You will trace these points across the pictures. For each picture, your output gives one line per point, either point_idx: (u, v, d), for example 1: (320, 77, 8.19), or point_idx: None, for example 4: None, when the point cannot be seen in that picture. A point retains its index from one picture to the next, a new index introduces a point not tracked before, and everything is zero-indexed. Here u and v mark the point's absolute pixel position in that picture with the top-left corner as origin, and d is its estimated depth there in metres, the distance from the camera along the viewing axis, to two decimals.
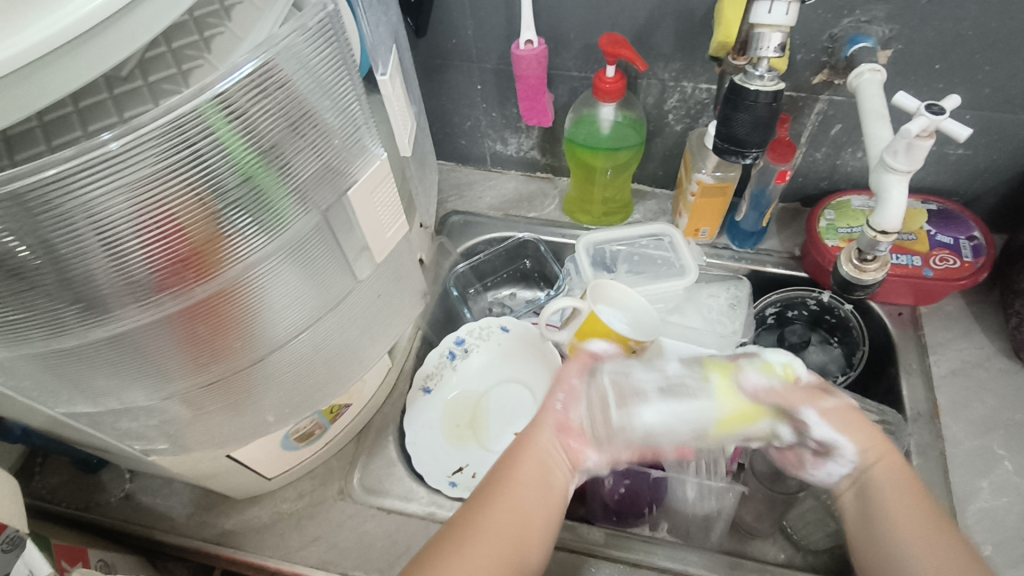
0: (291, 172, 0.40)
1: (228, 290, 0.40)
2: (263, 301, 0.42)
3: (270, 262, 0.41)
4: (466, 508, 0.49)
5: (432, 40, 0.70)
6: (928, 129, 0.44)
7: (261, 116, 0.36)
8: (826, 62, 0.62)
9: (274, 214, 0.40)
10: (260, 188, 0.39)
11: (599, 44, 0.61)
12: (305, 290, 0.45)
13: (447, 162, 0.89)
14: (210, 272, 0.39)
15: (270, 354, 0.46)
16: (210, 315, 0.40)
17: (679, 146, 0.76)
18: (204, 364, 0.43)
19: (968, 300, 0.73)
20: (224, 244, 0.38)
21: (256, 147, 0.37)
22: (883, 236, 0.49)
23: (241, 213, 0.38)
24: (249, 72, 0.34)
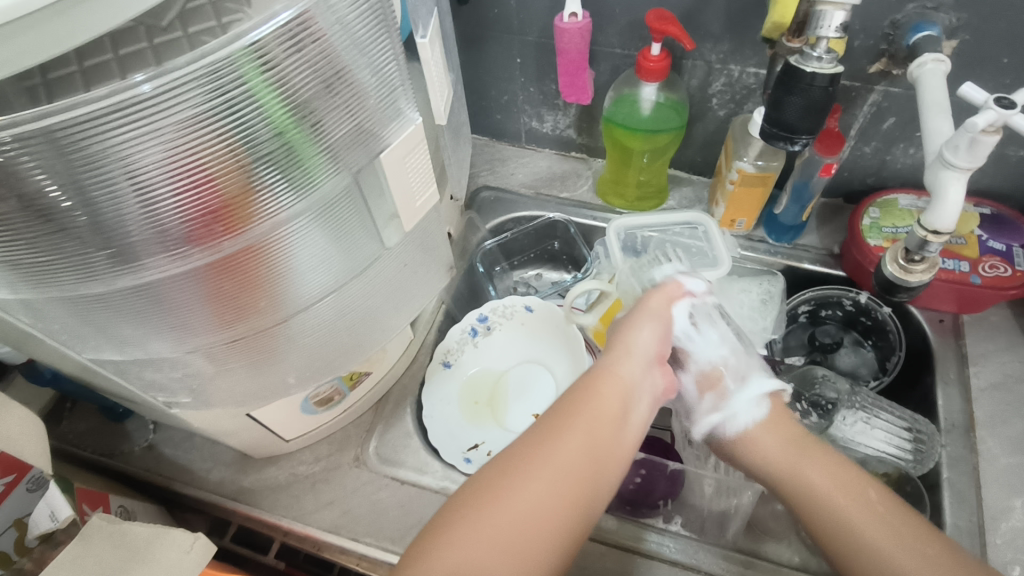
0: (326, 130, 0.39)
1: (258, 246, 0.40)
2: (290, 260, 0.42)
3: (299, 221, 0.41)
4: (531, 434, 0.47)
5: (474, 8, 0.68)
6: (996, 124, 0.41)
7: (296, 69, 0.36)
8: (885, 51, 0.59)
9: (305, 173, 0.39)
10: (294, 144, 0.38)
11: (646, 19, 0.59)
12: (333, 252, 0.44)
13: (481, 136, 0.87)
14: (239, 226, 0.38)
15: (296, 314, 0.46)
16: (238, 271, 0.40)
17: (721, 132, 0.73)
18: (230, 322, 0.43)
19: (1016, 311, 0.70)
20: (255, 199, 0.38)
21: (291, 103, 0.36)
22: (935, 236, 0.47)
23: (273, 169, 0.38)
24: (285, 22, 0.34)
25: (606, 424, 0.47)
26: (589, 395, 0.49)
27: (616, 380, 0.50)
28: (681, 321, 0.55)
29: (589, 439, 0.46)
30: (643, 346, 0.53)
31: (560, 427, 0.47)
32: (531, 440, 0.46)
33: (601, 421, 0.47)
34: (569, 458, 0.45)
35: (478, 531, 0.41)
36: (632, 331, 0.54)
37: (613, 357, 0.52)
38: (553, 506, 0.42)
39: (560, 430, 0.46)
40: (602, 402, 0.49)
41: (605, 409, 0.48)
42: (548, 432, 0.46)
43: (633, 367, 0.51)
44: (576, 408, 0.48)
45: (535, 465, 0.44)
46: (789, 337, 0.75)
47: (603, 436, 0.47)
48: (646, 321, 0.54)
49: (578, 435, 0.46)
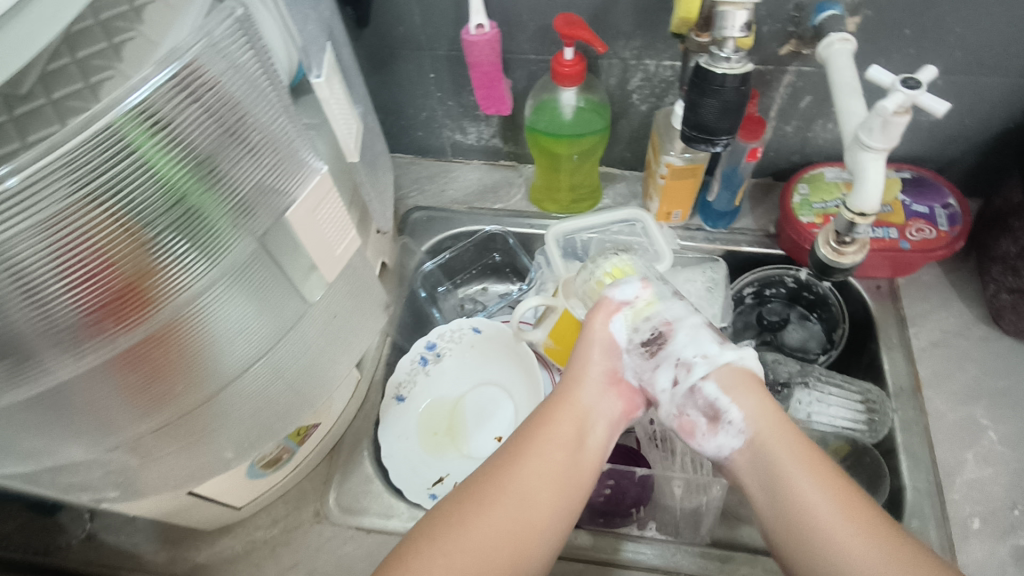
0: (228, 189, 0.36)
1: (172, 325, 0.36)
2: (212, 332, 0.39)
3: (214, 289, 0.38)
4: (491, 464, 0.46)
5: (377, 29, 0.65)
6: (905, 105, 0.42)
7: (184, 130, 0.33)
8: (793, 32, 0.59)
9: (213, 238, 0.36)
10: (195, 209, 0.35)
11: (554, 25, 0.57)
12: (257, 315, 0.41)
13: (405, 155, 0.84)
14: (148, 308, 0.35)
15: (225, 386, 0.42)
16: (153, 354, 0.37)
17: (645, 126, 0.73)
18: (153, 407, 0.39)
19: (945, 268, 0.72)
20: (162, 276, 0.34)
21: (185, 165, 0.33)
22: (861, 217, 0.47)
23: (177, 240, 0.34)
24: (168, 79, 0.31)
25: (562, 451, 0.46)
26: (544, 422, 0.48)
27: (571, 405, 0.49)
28: (620, 332, 0.52)
29: (544, 468, 0.45)
30: (596, 369, 0.51)
31: (515, 457, 0.46)
32: (487, 473, 0.45)
33: (556, 448, 0.46)
34: (522, 489, 0.44)
35: (424, 569, 0.40)
36: (583, 353, 0.52)
37: (568, 381, 0.51)
38: (506, 540, 0.42)
39: (515, 461, 0.45)
40: (557, 428, 0.48)
41: (560, 435, 0.47)
42: (504, 465, 0.45)
43: (587, 392, 0.50)
44: (530, 437, 0.47)
45: (487, 499, 0.43)
46: (738, 321, 0.76)
47: (558, 463, 0.46)
48: (594, 340, 0.52)
49: (533, 465, 0.45)
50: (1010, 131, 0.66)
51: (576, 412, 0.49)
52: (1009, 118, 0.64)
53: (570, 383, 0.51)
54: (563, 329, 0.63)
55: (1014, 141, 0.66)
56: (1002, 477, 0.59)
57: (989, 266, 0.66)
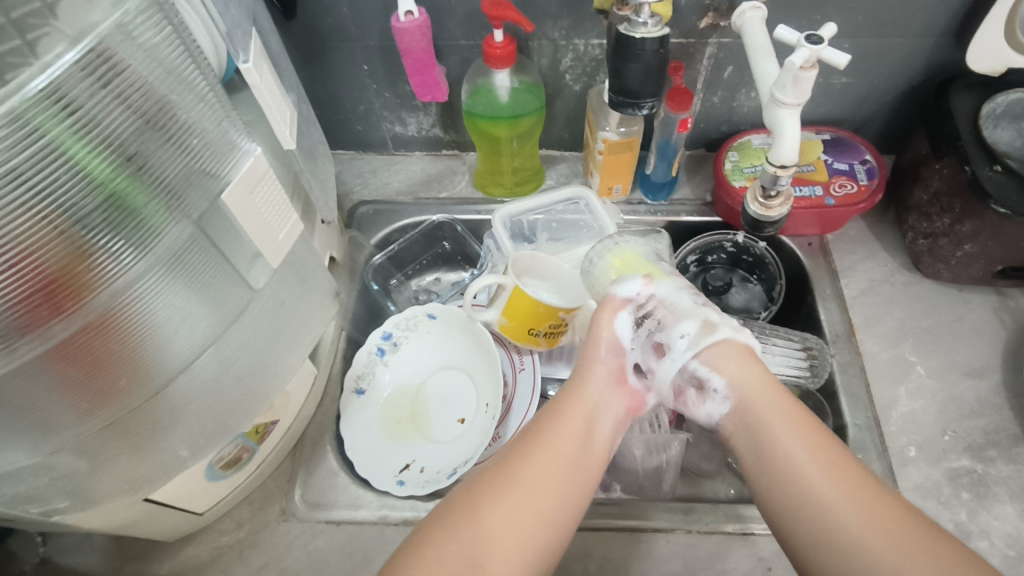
0: (153, 174, 0.36)
1: (106, 317, 0.36)
2: (151, 324, 0.38)
3: (149, 280, 0.37)
4: (504, 455, 0.46)
5: (306, 21, 0.65)
6: (810, 60, 0.45)
7: (98, 113, 0.32)
8: (709, 5, 0.62)
9: (142, 226, 0.36)
10: (120, 197, 0.35)
11: (481, 6, 0.58)
12: (199, 306, 0.41)
13: (346, 151, 0.84)
14: (77, 300, 0.34)
15: (170, 381, 0.42)
16: (89, 349, 0.36)
17: (580, 106, 0.75)
18: (95, 406, 0.39)
19: (869, 221, 0.76)
20: (89, 267, 0.34)
21: (103, 151, 0.33)
22: (783, 170, 0.50)
23: (103, 229, 0.34)
24: (75, 60, 0.31)
25: (571, 442, 0.46)
26: (556, 416, 0.48)
27: (580, 401, 0.49)
28: (625, 330, 0.51)
29: (555, 460, 0.45)
30: (601, 366, 0.51)
31: (526, 449, 0.45)
32: (500, 464, 0.45)
33: (568, 439, 0.46)
34: (536, 478, 0.44)
35: (438, 552, 0.40)
36: (592, 351, 0.52)
37: (577, 377, 0.51)
38: (521, 530, 0.41)
39: (528, 451, 0.45)
40: (565, 423, 0.48)
41: (568, 429, 0.47)
42: (518, 457, 0.45)
43: (595, 387, 0.50)
44: (541, 431, 0.47)
45: (497, 490, 0.43)
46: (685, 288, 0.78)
47: (569, 453, 0.46)
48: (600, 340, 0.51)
49: (546, 456, 0.45)
50: (913, 88, 0.70)
51: (585, 407, 0.49)
52: (911, 76, 0.69)
53: (578, 380, 0.51)
54: (515, 307, 0.63)
55: (918, 97, 0.71)
56: (931, 407, 0.63)
57: (906, 216, 0.71)
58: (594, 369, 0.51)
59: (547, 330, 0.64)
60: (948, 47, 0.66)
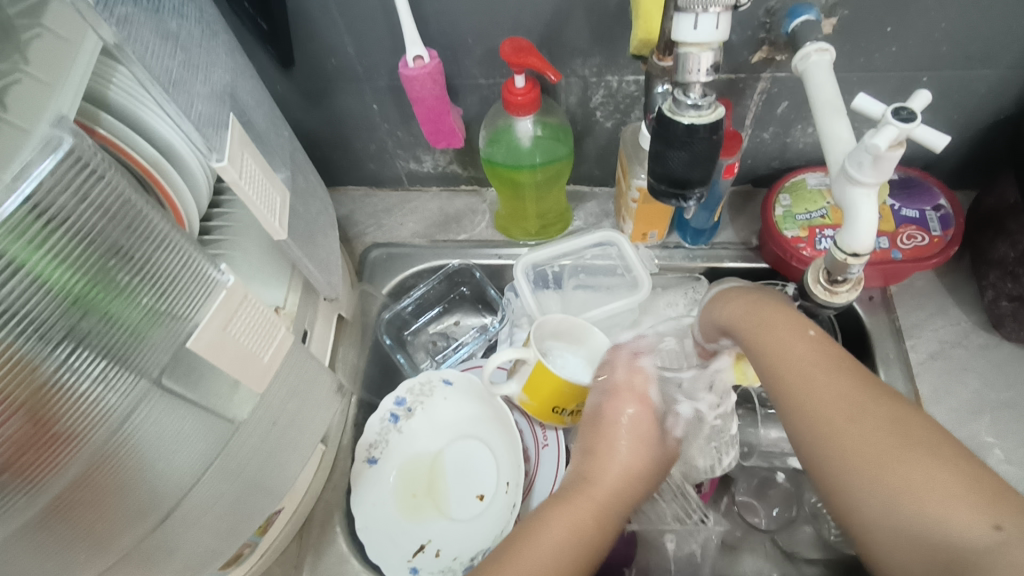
0: (140, 299, 0.30)
1: (94, 461, 0.31)
2: (141, 458, 0.33)
3: (140, 404, 0.32)
4: (521, 524, 0.49)
5: (308, 62, 0.58)
6: (898, 139, 0.37)
7: (75, 234, 0.27)
8: (764, 39, 0.54)
9: (132, 348, 0.31)
10: (107, 319, 0.29)
11: (502, 52, 0.51)
12: (190, 435, 0.36)
13: (358, 187, 0.78)
14: (63, 451, 0.29)
15: (162, 508, 0.37)
16: (76, 501, 0.31)
17: (613, 143, 0.67)
18: (81, 562, 0.34)
19: (939, 272, 0.67)
20: (72, 412, 0.29)
21: (84, 275, 0.28)
22: (855, 258, 0.43)
23: (85, 367, 0.29)
24: (51, 170, 0.25)
25: (570, 518, 0.48)
26: (564, 492, 0.50)
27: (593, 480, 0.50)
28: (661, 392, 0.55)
29: (554, 524, 0.47)
30: (624, 436, 0.52)
31: (538, 516, 0.48)
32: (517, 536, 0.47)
33: (574, 513, 0.48)
34: (534, 542, 0.46)
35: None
36: (613, 457, 0.51)
37: (596, 462, 0.52)
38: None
39: (530, 537, 0.46)
40: (571, 515, 0.48)
41: (580, 507, 0.48)
42: (519, 544, 0.46)
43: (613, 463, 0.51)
44: (540, 524, 0.47)
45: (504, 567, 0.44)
46: None
47: (562, 524, 0.47)
48: (620, 451, 0.52)
49: (552, 518, 0.47)
50: (1001, 122, 0.61)
51: (601, 500, 0.49)
52: (999, 109, 0.60)
53: (596, 472, 0.51)
54: (536, 383, 0.57)
55: (1007, 131, 0.62)
56: None
57: (986, 271, 0.62)
58: (612, 432, 0.53)
59: (573, 410, 0.58)
60: None
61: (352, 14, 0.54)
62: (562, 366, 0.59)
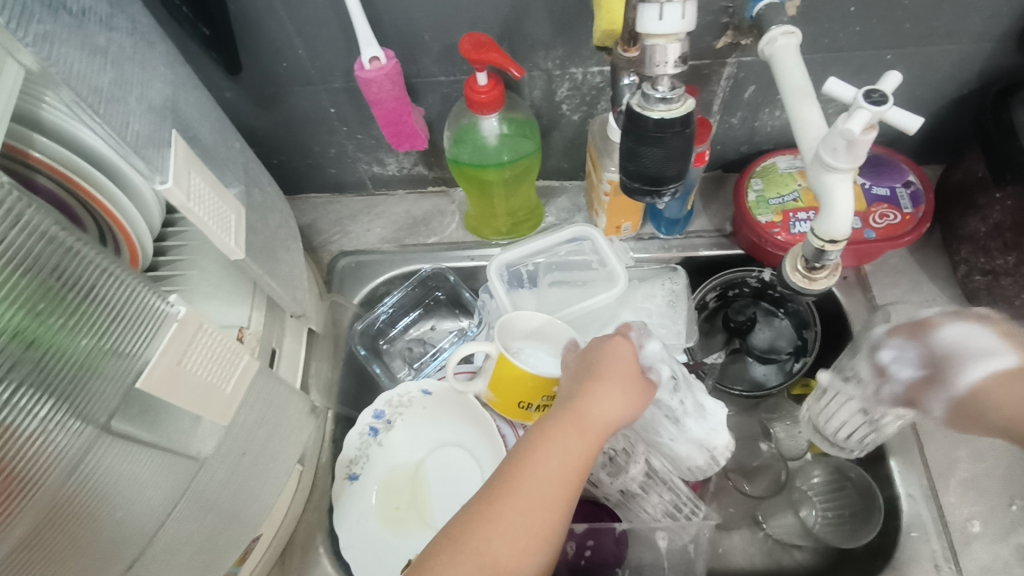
0: (81, 336, 0.28)
1: (50, 513, 0.28)
2: (96, 506, 0.31)
3: (93, 445, 0.30)
4: (511, 456, 0.44)
5: (257, 67, 0.55)
6: (872, 123, 0.36)
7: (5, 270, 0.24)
8: (728, 23, 0.53)
9: (78, 391, 0.28)
10: (51, 363, 0.26)
11: (461, 49, 0.49)
12: (152, 478, 0.34)
13: (321, 194, 0.75)
14: (14, 508, 0.26)
15: (137, 557, 0.34)
16: (35, 570, 0.28)
17: (581, 136, 0.66)
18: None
19: (911, 248, 0.68)
20: (24, 466, 0.26)
21: (22, 316, 0.25)
22: (832, 245, 0.42)
23: (30, 416, 0.26)
24: None
25: (565, 461, 0.43)
26: (558, 426, 0.44)
27: (587, 417, 0.45)
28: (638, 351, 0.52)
29: (549, 470, 0.43)
30: (612, 373, 0.47)
31: (532, 449, 0.44)
32: (507, 473, 0.43)
33: (568, 455, 0.43)
34: (529, 488, 0.42)
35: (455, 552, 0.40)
36: (606, 391, 0.46)
37: (587, 388, 0.46)
38: (514, 551, 0.40)
39: (522, 473, 0.42)
40: (563, 443, 0.44)
41: (577, 447, 0.44)
42: (509, 481, 0.42)
43: (609, 400, 0.46)
44: (530, 455, 0.43)
45: (490, 513, 0.41)
46: (704, 328, 0.72)
47: (558, 468, 0.43)
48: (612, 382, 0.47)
49: (545, 459, 0.43)
50: (964, 96, 0.61)
51: (594, 427, 0.45)
52: (963, 84, 0.60)
53: (588, 398, 0.46)
54: (502, 377, 0.55)
55: (971, 105, 0.62)
56: (995, 470, 0.56)
57: (957, 246, 0.62)
58: (606, 370, 0.48)
59: (541, 405, 0.56)
60: (1009, 51, 0.56)
61: (301, 15, 0.51)
62: (534, 363, 0.57)
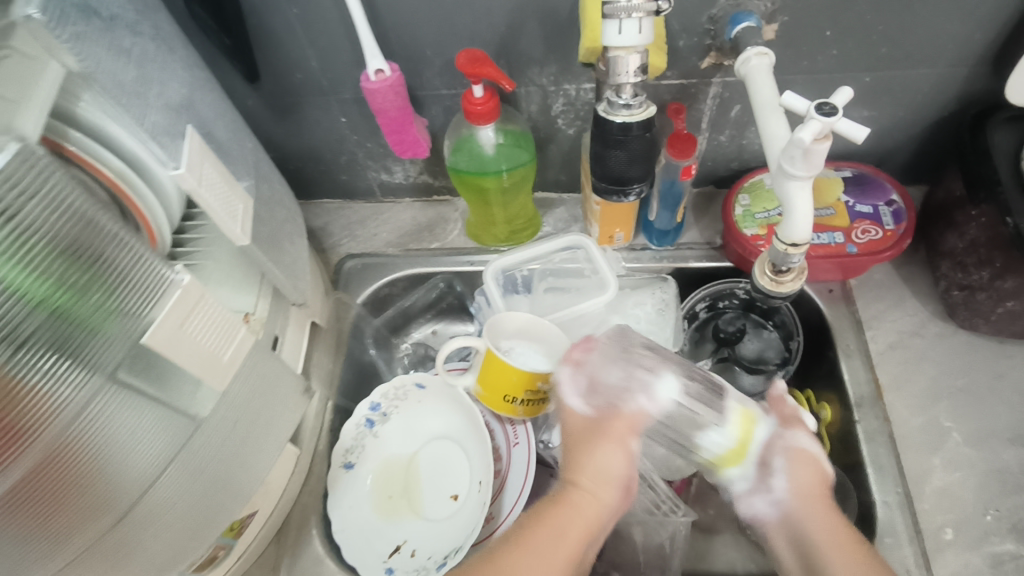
0: (94, 299, 0.32)
1: (54, 454, 0.32)
2: (99, 452, 0.35)
3: (99, 402, 0.34)
4: (520, 524, 0.45)
5: (275, 78, 0.60)
6: (823, 132, 0.39)
7: (31, 236, 0.29)
8: (710, 45, 0.56)
9: (89, 347, 0.32)
10: (64, 320, 0.31)
11: (458, 63, 0.53)
12: (153, 432, 0.38)
13: (332, 200, 0.80)
14: (24, 442, 0.30)
15: (130, 505, 0.39)
16: (43, 494, 0.33)
17: (576, 149, 0.69)
18: (50, 549, 0.36)
19: (896, 264, 0.70)
20: (34, 412, 0.30)
21: (44, 275, 0.30)
22: (794, 248, 0.45)
23: (43, 366, 0.30)
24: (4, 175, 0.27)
25: (575, 529, 0.44)
26: (568, 497, 0.46)
27: (596, 486, 0.46)
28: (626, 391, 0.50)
29: (557, 536, 0.43)
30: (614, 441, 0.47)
31: (544, 515, 0.45)
32: (515, 539, 0.44)
33: (576, 524, 0.44)
34: (535, 554, 0.42)
35: None
36: (614, 451, 0.47)
37: (595, 455, 0.47)
38: None
39: (526, 540, 0.43)
40: (575, 512, 0.45)
41: (582, 517, 0.45)
42: (514, 547, 0.43)
43: (615, 468, 0.47)
44: (539, 522, 0.44)
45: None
46: (693, 337, 0.74)
47: (569, 537, 0.44)
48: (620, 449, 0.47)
49: (555, 526, 0.44)
50: (945, 118, 0.64)
51: (600, 501, 0.46)
52: (942, 106, 0.62)
53: (600, 469, 0.47)
54: (491, 371, 0.58)
55: (951, 128, 0.64)
56: (970, 480, 0.57)
57: (938, 261, 0.64)
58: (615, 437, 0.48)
59: (526, 399, 0.59)
60: (985, 76, 0.59)
61: (315, 30, 0.56)
62: (523, 361, 0.60)
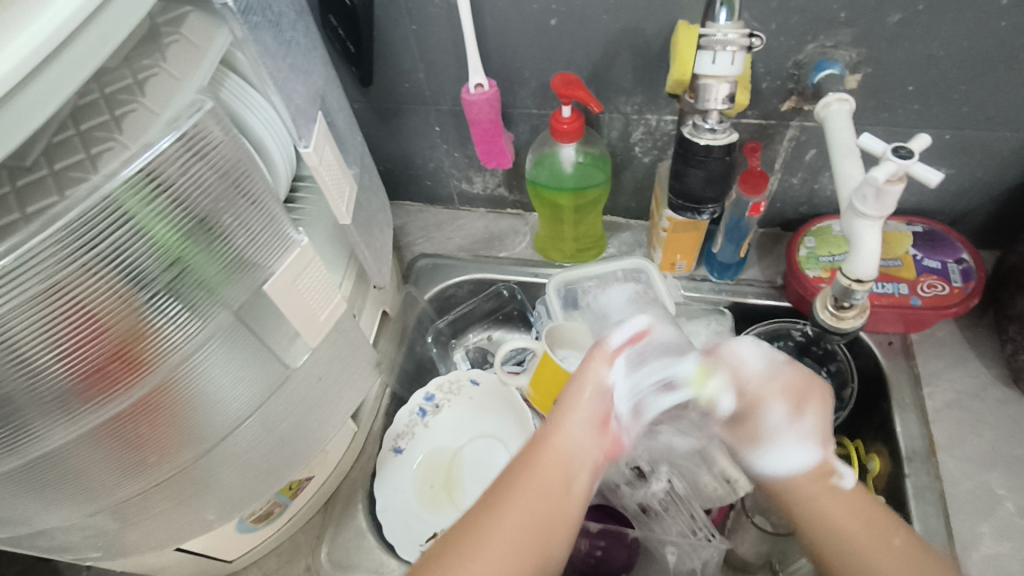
0: (214, 254, 0.38)
1: (162, 385, 0.37)
2: (199, 392, 0.40)
3: (204, 348, 0.39)
4: (487, 492, 0.46)
5: (384, 84, 0.67)
6: (897, 174, 0.41)
7: (179, 196, 0.35)
8: (792, 89, 0.59)
9: (204, 295, 0.38)
10: (189, 268, 0.36)
11: (552, 84, 0.58)
12: (245, 381, 0.43)
13: (414, 203, 0.85)
14: (141, 367, 0.36)
15: (216, 445, 0.44)
16: (147, 416, 0.38)
17: (649, 178, 0.73)
18: (144, 469, 0.41)
19: (961, 325, 0.69)
20: (152, 343, 0.36)
21: (181, 228, 0.35)
22: (858, 284, 0.46)
23: (167, 308, 0.36)
24: (170, 147, 0.33)
25: (542, 497, 0.45)
26: (528, 466, 0.47)
27: (554, 447, 0.47)
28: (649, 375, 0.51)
29: (530, 501, 0.44)
30: (585, 410, 0.49)
31: (512, 484, 0.45)
32: (484, 503, 0.45)
33: (544, 487, 0.45)
34: (503, 520, 0.43)
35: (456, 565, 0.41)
36: (574, 390, 0.50)
37: (558, 417, 0.49)
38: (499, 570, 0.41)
39: (501, 504, 0.44)
40: (541, 479, 0.46)
41: (547, 480, 0.46)
42: (487, 507, 0.44)
43: (570, 434, 0.48)
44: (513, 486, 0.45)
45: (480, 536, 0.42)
46: None
47: (539, 502, 0.44)
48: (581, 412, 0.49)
49: (525, 491, 0.45)
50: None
51: (566, 461, 0.47)
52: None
53: (558, 430, 0.48)
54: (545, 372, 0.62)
55: None
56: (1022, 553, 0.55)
57: (1007, 326, 0.64)
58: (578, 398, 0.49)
59: None
60: None
61: (426, 44, 0.62)
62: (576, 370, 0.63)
